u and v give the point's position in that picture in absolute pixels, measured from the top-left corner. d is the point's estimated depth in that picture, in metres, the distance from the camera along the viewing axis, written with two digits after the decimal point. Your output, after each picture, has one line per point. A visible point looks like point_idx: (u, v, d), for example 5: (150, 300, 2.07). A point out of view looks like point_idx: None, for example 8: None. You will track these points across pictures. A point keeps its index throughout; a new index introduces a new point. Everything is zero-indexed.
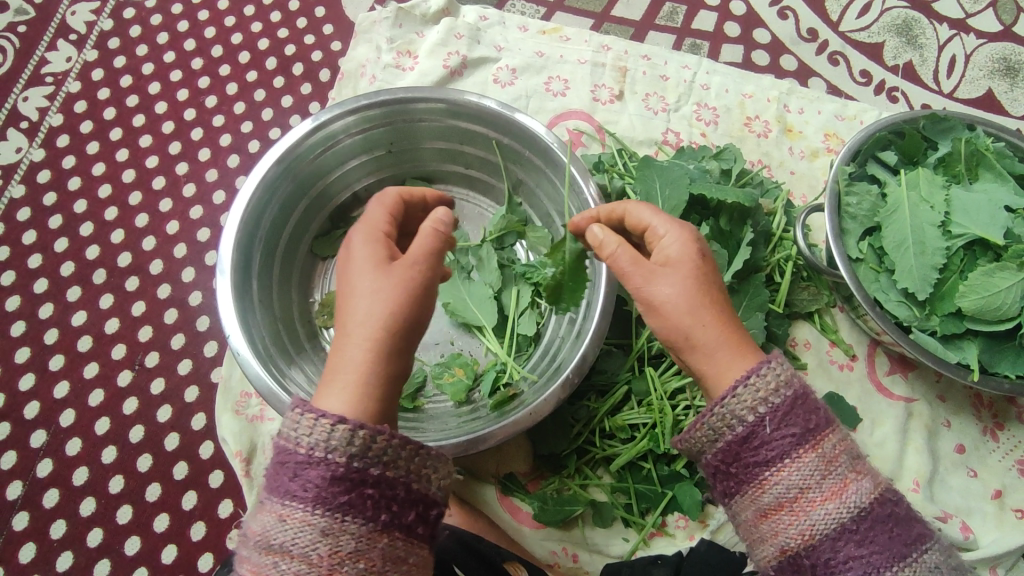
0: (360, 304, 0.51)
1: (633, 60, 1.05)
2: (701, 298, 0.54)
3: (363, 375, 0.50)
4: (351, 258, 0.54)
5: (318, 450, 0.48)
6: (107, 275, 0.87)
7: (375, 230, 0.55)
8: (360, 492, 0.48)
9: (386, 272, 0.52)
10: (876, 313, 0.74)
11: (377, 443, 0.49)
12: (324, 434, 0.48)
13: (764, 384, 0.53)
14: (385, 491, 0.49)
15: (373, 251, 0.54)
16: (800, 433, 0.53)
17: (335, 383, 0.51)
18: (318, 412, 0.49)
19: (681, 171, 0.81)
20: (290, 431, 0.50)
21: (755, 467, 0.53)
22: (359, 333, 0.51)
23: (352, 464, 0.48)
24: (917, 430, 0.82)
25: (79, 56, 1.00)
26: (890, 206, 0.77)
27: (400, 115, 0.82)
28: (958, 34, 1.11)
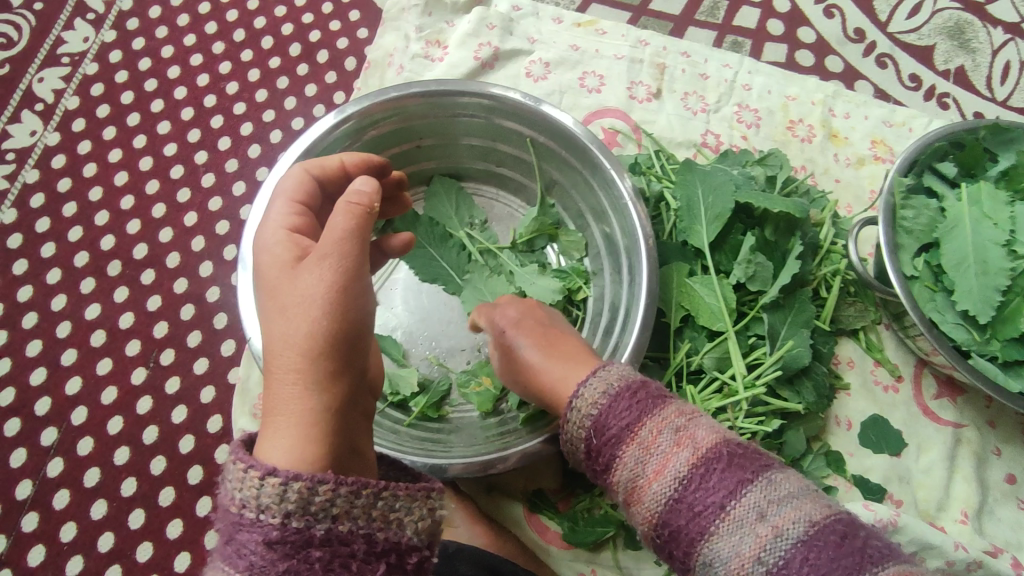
0: (278, 325, 0.48)
1: (672, 56, 1.00)
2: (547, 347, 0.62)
3: (302, 404, 0.46)
4: (266, 274, 0.51)
5: (251, 509, 0.42)
6: (123, 267, 0.84)
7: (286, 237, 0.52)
8: (304, 555, 0.42)
9: (295, 276, 0.49)
10: (932, 335, 0.70)
11: (319, 496, 0.43)
12: (252, 491, 0.42)
13: (589, 392, 0.57)
14: (337, 549, 0.43)
15: (283, 262, 0.51)
16: (632, 419, 0.54)
17: (275, 425, 0.46)
18: (246, 462, 0.43)
19: (726, 177, 0.77)
20: (227, 487, 0.44)
21: (606, 465, 0.55)
22: (277, 355, 0.47)
23: (289, 525, 0.42)
24: (965, 457, 0.78)
25: (96, 36, 0.96)
26: (949, 222, 0.73)
27: (431, 109, 0.78)
28: (1013, 39, 1.06)
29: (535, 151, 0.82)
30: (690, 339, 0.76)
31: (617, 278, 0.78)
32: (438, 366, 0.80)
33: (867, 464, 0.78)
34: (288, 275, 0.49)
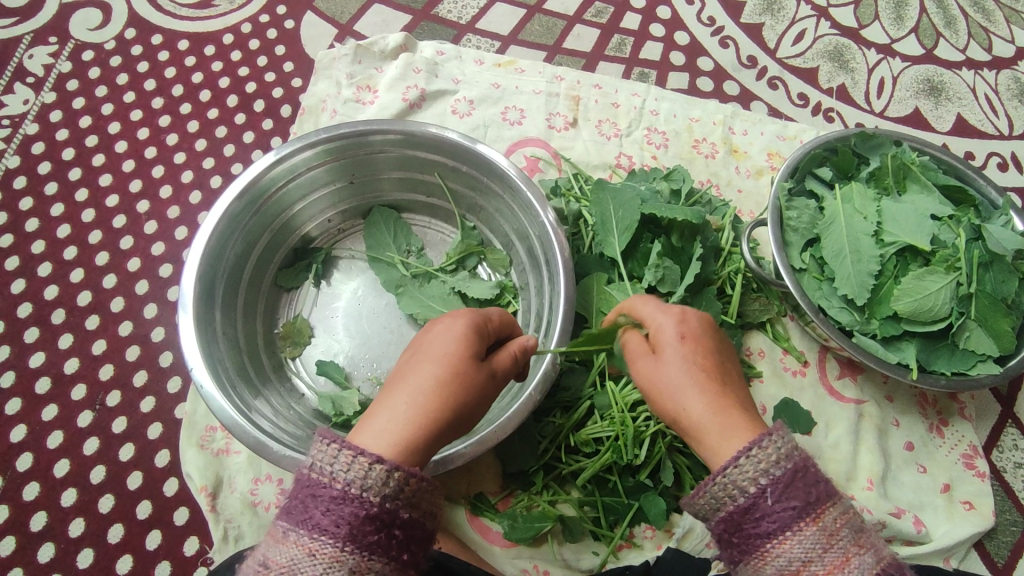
0: (435, 373, 0.56)
1: (586, 89, 1.09)
2: (700, 378, 0.58)
3: (411, 433, 0.54)
4: (443, 333, 0.59)
5: (354, 487, 0.50)
6: (67, 314, 0.86)
7: (477, 325, 0.61)
8: (387, 532, 0.51)
9: (472, 362, 0.58)
10: (819, 319, 0.78)
11: (410, 486, 0.52)
12: (361, 473, 0.50)
13: (766, 454, 0.53)
14: (407, 532, 0.52)
15: (467, 331, 0.60)
16: (801, 506, 0.52)
17: (377, 423, 0.54)
18: (356, 450, 0.51)
19: (633, 192, 0.84)
20: (324, 466, 0.51)
21: (756, 538, 0.53)
22: (423, 395, 0.55)
23: (385, 505, 0.51)
24: (868, 430, 0.86)
25: (36, 98, 1.00)
26: (827, 218, 0.82)
27: (359, 147, 0.84)
28: (884, 59, 1.20)
29: (460, 180, 0.89)
30: None
31: (541, 291, 0.85)
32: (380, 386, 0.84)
33: None
34: (469, 353, 0.58)
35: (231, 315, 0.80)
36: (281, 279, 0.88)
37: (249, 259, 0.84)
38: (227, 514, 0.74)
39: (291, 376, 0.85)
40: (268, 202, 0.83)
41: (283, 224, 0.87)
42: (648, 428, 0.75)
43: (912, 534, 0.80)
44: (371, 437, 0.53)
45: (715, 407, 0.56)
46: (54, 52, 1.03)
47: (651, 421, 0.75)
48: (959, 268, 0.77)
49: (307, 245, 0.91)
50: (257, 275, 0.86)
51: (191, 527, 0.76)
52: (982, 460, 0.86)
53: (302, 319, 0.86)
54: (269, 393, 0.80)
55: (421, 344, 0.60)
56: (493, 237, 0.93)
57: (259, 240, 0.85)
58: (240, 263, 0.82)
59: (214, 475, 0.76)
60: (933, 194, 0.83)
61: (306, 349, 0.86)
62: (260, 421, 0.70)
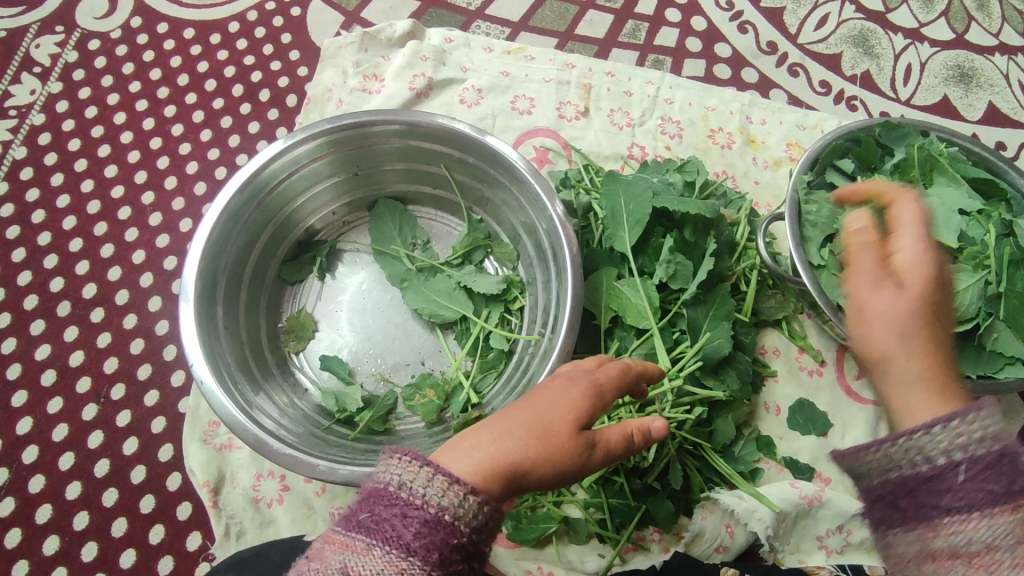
0: (521, 403, 0.53)
1: (598, 77, 1.06)
2: (907, 337, 0.56)
3: (501, 470, 0.49)
4: (537, 362, 0.57)
5: (448, 514, 0.46)
6: (72, 306, 0.86)
7: (569, 349, 0.58)
8: (468, 563, 0.47)
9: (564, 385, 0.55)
10: (837, 318, 0.75)
11: (493, 521, 0.48)
12: (456, 500, 0.46)
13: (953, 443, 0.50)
14: (479, 564, 0.49)
15: (596, 394, 0.55)
16: (1001, 492, 0.48)
17: (464, 448, 0.50)
18: (454, 477, 0.47)
19: (645, 184, 0.82)
20: (418, 487, 0.46)
21: (931, 511, 0.50)
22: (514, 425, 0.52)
23: (473, 537, 0.47)
24: (887, 433, 0.83)
25: (43, 88, 1.00)
26: (848, 213, 0.79)
27: (365, 138, 0.83)
28: (913, 44, 1.14)
29: (467, 172, 0.87)
30: (620, 338, 0.81)
31: (549, 286, 0.83)
32: (384, 382, 0.83)
33: (795, 447, 0.82)
34: (564, 381, 0.55)
35: (234, 308, 0.79)
36: (285, 273, 0.86)
37: (252, 252, 0.83)
38: (229, 509, 0.74)
39: (295, 372, 0.84)
40: (272, 194, 0.81)
41: (288, 217, 0.86)
42: None
43: None
44: (454, 460, 0.49)
45: (923, 373, 0.56)
46: (60, 42, 1.02)
47: None
48: (987, 266, 0.74)
49: (312, 238, 0.89)
50: (260, 268, 0.85)
51: (193, 521, 0.75)
52: None
53: (306, 313, 0.85)
54: (271, 388, 0.79)
55: (537, 391, 0.56)
56: (500, 230, 0.91)
57: (263, 232, 0.83)
58: (243, 255, 0.81)
59: (216, 470, 0.75)
60: (961, 187, 0.79)
61: (309, 344, 0.85)
62: (260, 417, 0.69)
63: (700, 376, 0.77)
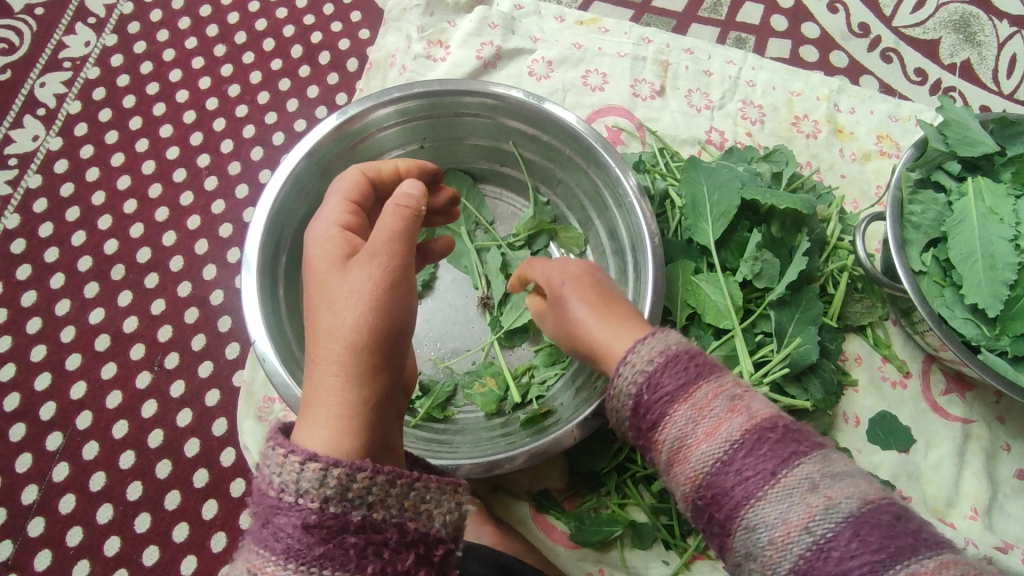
0: (326, 312, 0.49)
1: (675, 53, 0.99)
2: (596, 308, 0.59)
3: (341, 399, 0.47)
4: (311, 265, 0.52)
5: (289, 494, 0.43)
6: (126, 270, 0.84)
7: (331, 233, 0.53)
8: (340, 541, 0.43)
9: (347, 275, 0.50)
10: (940, 329, 0.69)
11: (357, 484, 0.44)
12: (293, 475, 0.44)
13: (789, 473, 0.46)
14: (371, 537, 0.45)
15: (365, 308, 0.48)
16: None
17: (313, 410, 0.47)
18: (287, 448, 0.44)
19: (731, 174, 0.76)
20: (264, 471, 0.45)
21: None
22: (327, 350, 0.48)
23: (327, 511, 0.43)
24: (974, 454, 0.78)
25: (98, 41, 0.96)
26: (957, 216, 0.72)
27: (436, 108, 0.78)
28: (1019, 32, 1.05)
29: (539, 150, 0.82)
30: (696, 337, 0.76)
31: (624, 276, 0.78)
32: (443, 368, 0.79)
33: (875, 462, 0.77)
34: (334, 271, 0.51)
35: (294, 281, 0.76)
36: None
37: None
38: None
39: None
40: (337, 164, 0.77)
41: None
42: None
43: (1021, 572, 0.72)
44: (308, 430, 0.47)
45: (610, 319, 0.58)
46: None
47: None
48: None
49: None
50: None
51: (248, 499, 0.74)
52: None
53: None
54: None
55: (318, 308, 0.50)
56: (570, 214, 0.86)
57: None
58: None
59: None
60: None
61: None
62: None
63: (781, 382, 0.74)
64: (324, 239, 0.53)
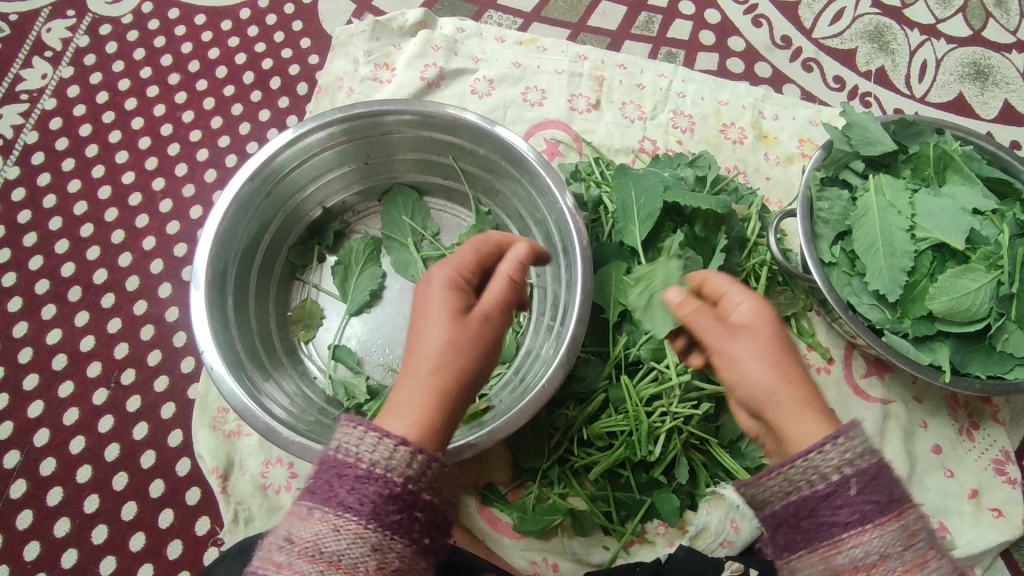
0: (437, 339, 0.54)
1: (610, 69, 1.05)
2: (781, 368, 0.53)
3: (430, 413, 0.53)
4: (427, 303, 0.57)
5: (378, 467, 0.49)
6: (83, 291, 0.87)
7: (454, 276, 0.59)
8: (410, 514, 0.49)
9: (463, 320, 0.56)
10: (847, 316, 0.75)
11: (432, 469, 0.51)
12: (385, 453, 0.49)
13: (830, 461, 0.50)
14: (430, 516, 0.51)
15: (466, 352, 0.55)
16: None
17: (403, 407, 0.53)
18: (382, 431, 0.50)
19: (656, 179, 0.81)
20: (350, 446, 0.50)
21: None
22: (425, 369, 0.54)
23: (408, 486, 0.49)
24: (894, 431, 0.83)
25: (54, 73, 1.00)
26: (860, 210, 0.78)
27: (376, 127, 0.82)
28: (929, 40, 1.13)
29: (476, 163, 0.87)
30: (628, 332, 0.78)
31: (558, 278, 0.82)
32: (392, 372, 0.83)
33: None
34: (454, 311, 0.56)
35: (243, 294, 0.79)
36: (294, 260, 0.87)
37: (263, 238, 0.83)
38: (238, 496, 0.74)
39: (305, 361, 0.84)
40: (282, 183, 0.81)
41: (298, 204, 0.86)
42: (663, 424, 0.74)
43: None
44: (393, 418, 0.53)
45: (804, 403, 0.53)
46: (72, 26, 1.02)
47: (667, 417, 0.73)
48: (1002, 266, 0.73)
49: (322, 226, 0.89)
50: (270, 254, 0.85)
51: (202, 507, 0.76)
52: (1014, 466, 0.82)
53: (312, 301, 0.85)
54: (280, 377, 0.79)
55: (421, 335, 0.56)
56: (510, 222, 0.90)
57: (274, 219, 0.84)
58: (253, 242, 0.81)
59: (225, 456, 0.75)
60: (977, 186, 0.78)
61: (318, 333, 0.86)
62: (268, 405, 0.69)
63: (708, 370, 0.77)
64: (446, 285, 0.58)
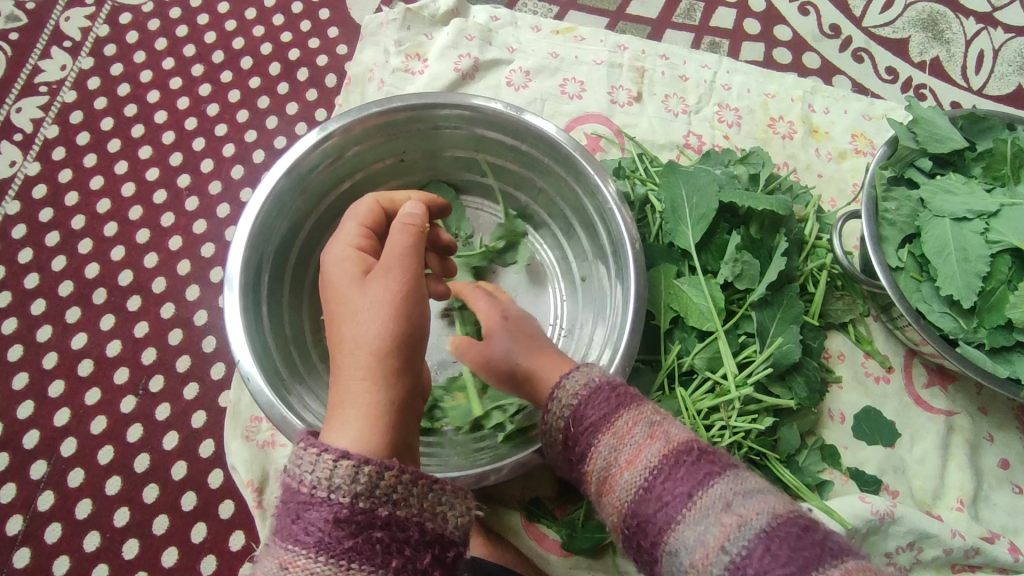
0: (354, 322, 0.52)
1: (651, 60, 1.00)
2: (530, 353, 0.64)
3: (371, 405, 0.49)
4: (331, 283, 0.55)
5: (321, 489, 0.45)
6: (108, 294, 0.83)
7: (349, 248, 0.57)
8: (366, 536, 0.45)
9: (365, 287, 0.53)
10: (919, 325, 0.70)
11: (385, 481, 0.46)
12: (326, 471, 0.45)
13: (634, 448, 0.55)
14: (395, 533, 0.46)
15: (386, 320, 0.51)
16: None
17: (345, 411, 0.49)
18: (319, 447, 0.46)
19: (709, 177, 0.77)
20: (292, 470, 0.47)
21: None
22: (353, 360, 0.51)
23: (358, 505, 0.45)
24: (959, 445, 0.79)
25: (74, 64, 0.96)
26: (931, 211, 0.73)
27: (414, 122, 0.78)
28: (986, 29, 1.07)
29: (519, 160, 0.82)
30: (681, 340, 0.75)
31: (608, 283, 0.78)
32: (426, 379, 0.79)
33: (862, 457, 0.78)
34: (351, 283, 0.54)
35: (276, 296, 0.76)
36: None
37: (297, 239, 0.79)
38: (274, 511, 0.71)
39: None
40: (317, 181, 0.77)
41: (336, 202, 0.82)
42: (721, 439, 0.70)
43: (1009, 562, 0.73)
44: (338, 432, 0.48)
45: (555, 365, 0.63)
46: (91, 15, 0.98)
47: (726, 432, 0.70)
48: None
49: None
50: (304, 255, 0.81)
51: (237, 521, 0.73)
52: None
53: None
54: (316, 384, 0.76)
55: (341, 321, 0.53)
56: (551, 222, 0.86)
57: (309, 219, 0.80)
58: (287, 243, 0.77)
59: (260, 468, 0.72)
60: None
61: None
62: (306, 416, 0.65)
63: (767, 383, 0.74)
64: (341, 259, 0.56)
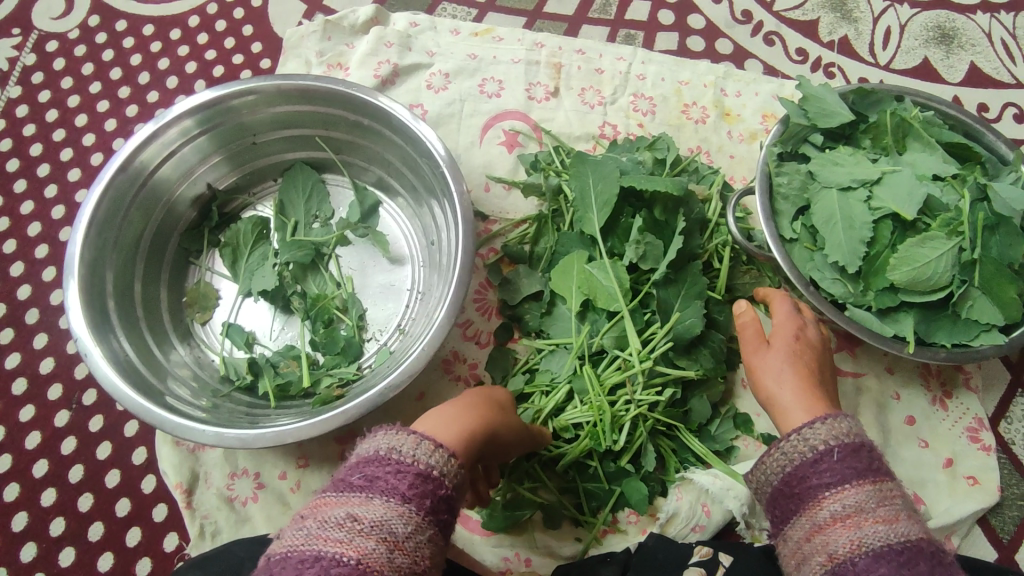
0: (468, 409, 0.58)
1: (568, 55, 1.04)
2: (802, 375, 0.68)
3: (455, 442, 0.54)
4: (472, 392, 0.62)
5: (434, 466, 0.49)
6: (40, 314, 0.86)
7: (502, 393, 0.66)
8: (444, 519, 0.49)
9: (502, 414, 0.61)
10: (809, 293, 0.75)
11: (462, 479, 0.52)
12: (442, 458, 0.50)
13: (824, 430, 0.58)
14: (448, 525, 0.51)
15: (493, 429, 0.58)
16: None
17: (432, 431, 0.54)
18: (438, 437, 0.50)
19: (613, 164, 0.79)
20: (405, 446, 0.50)
21: None
22: (463, 421, 0.56)
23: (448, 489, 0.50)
24: (865, 405, 0.82)
25: (2, 93, 0.99)
26: (820, 184, 0.77)
27: (220, 115, 0.81)
28: (892, 6, 1.11)
29: (364, 135, 0.86)
30: (591, 322, 0.77)
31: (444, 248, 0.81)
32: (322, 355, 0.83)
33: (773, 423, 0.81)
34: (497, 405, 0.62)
35: (126, 276, 0.80)
36: (185, 244, 0.86)
37: (147, 224, 0.82)
38: (204, 509, 0.74)
39: (203, 348, 0.84)
40: (161, 169, 0.81)
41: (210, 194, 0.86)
42: (626, 413, 0.73)
43: None
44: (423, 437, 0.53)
45: (804, 395, 0.66)
46: (18, 45, 1.01)
47: (631, 406, 0.73)
48: (962, 232, 0.71)
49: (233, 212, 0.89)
50: (160, 241, 0.85)
51: (170, 523, 0.76)
52: (987, 433, 0.82)
53: (205, 283, 0.85)
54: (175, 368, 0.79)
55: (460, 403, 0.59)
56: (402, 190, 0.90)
57: (158, 207, 0.83)
58: (134, 236, 0.81)
59: (189, 471, 0.75)
60: (937, 152, 0.77)
61: (214, 314, 0.85)
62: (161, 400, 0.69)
63: (672, 357, 0.76)
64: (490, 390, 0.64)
